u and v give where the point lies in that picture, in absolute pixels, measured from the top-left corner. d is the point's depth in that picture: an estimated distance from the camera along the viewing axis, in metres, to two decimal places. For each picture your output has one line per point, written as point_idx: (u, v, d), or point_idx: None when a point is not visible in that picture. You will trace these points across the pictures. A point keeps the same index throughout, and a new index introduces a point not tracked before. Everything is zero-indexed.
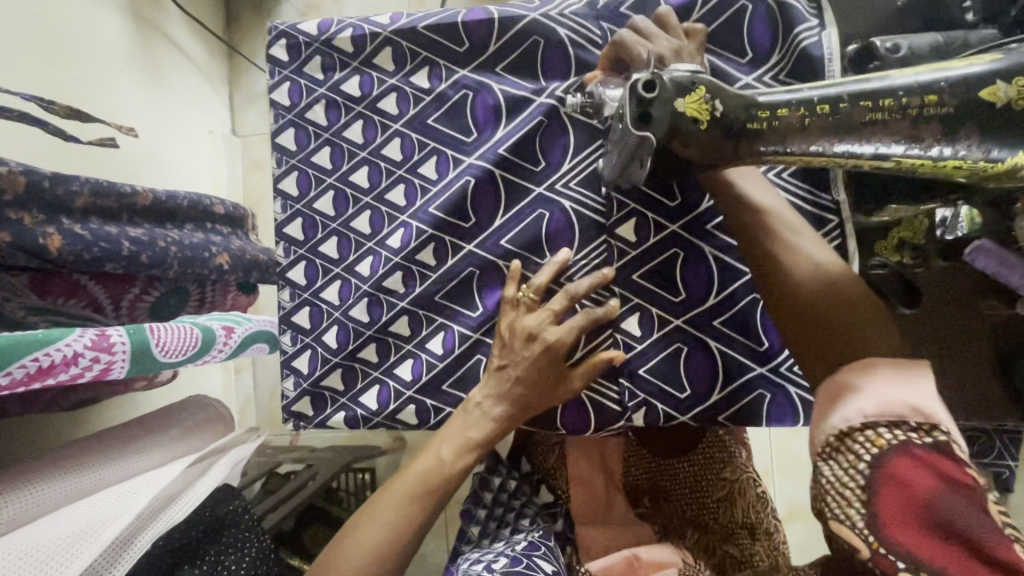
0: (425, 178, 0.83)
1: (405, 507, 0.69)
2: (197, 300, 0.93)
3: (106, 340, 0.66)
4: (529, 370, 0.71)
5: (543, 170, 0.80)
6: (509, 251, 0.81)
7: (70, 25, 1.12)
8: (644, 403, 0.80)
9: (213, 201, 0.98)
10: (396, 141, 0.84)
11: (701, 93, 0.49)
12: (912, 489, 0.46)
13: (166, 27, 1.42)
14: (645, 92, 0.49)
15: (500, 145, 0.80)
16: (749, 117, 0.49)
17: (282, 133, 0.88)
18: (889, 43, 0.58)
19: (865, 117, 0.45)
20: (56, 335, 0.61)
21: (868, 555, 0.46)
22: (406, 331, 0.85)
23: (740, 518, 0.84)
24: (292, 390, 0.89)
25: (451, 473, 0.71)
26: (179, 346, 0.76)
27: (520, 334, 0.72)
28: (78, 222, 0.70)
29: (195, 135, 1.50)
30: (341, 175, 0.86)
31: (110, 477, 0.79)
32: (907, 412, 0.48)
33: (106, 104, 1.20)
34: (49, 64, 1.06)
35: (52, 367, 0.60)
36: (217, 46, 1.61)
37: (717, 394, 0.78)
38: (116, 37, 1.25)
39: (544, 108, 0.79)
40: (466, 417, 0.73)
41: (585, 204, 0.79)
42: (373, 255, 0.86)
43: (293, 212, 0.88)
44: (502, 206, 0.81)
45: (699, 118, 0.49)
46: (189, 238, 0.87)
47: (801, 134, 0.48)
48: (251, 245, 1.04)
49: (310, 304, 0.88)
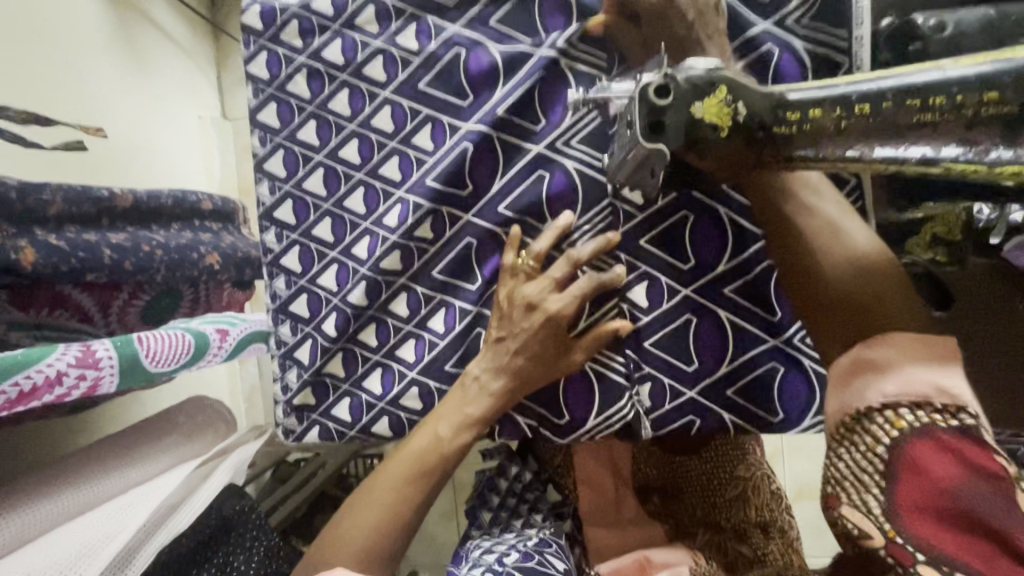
0: (420, 149, 0.78)
1: (399, 488, 0.67)
2: (192, 302, 0.90)
3: (92, 356, 0.64)
4: (528, 342, 0.69)
5: (542, 128, 0.75)
6: (508, 217, 0.76)
7: (43, 8, 1.05)
8: (651, 377, 0.76)
9: (199, 198, 0.95)
10: (386, 110, 0.78)
11: (721, 96, 0.44)
12: (933, 476, 0.44)
13: (145, 6, 1.34)
14: (657, 99, 0.45)
15: (497, 106, 0.75)
16: (776, 119, 0.44)
17: (264, 109, 0.82)
18: (932, 20, 0.52)
19: (912, 118, 0.40)
20: (37, 355, 0.59)
21: (881, 543, 0.45)
22: (404, 311, 0.81)
23: (754, 517, 0.83)
24: (293, 381, 0.86)
25: (450, 450, 0.69)
26: (170, 355, 0.73)
27: (520, 303, 0.70)
28: (52, 233, 0.67)
29: (182, 119, 1.44)
30: (330, 151, 0.81)
31: (118, 484, 0.79)
32: (931, 393, 0.46)
33: (87, 93, 1.14)
34: (27, 50, 1.01)
35: (34, 390, 0.58)
36: (200, 24, 1.53)
37: (725, 367, 0.74)
38: (93, 17, 1.18)
39: (541, 64, 0.73)
40: (464, 393, 0.71)
41: (587, 164, 0.74)
42: (370, 235, 0.81)
43: (281, 194, 0.83)
44: (500, 170, 0.76)
45: (721, 125, 0.45)
46: (175, 240, 0.83)
47: (836, 138, 0.43)
48: (243, 241, 1.01)
49: (307, 291, 0.84)
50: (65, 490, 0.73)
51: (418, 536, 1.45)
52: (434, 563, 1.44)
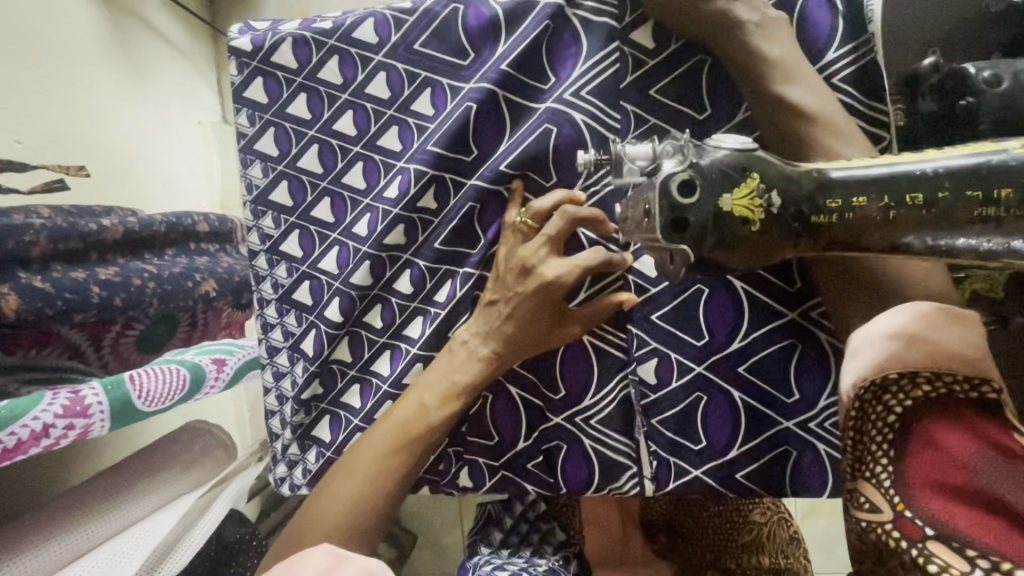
0: (420, 116, 0.68)
1: (385, 459, 0.59)
2: (188, 329, 0.87)
3: (80, 403, 0.62)
4: (524, 309, 0.59)
5: (552, 86, 0.64)
6: (510, 175, 0.66)
7: (35, 21, 1.01)
8: (655, 352, 0.66)
9: (195, 220, 0.92)
10: (381, 76, 0.68)
11: (752, 186, 0.40)
12: (950, 450, 0.40)
13: (142, 11, 1.31)
14: (680, 197, 0.40)
15: (501, 60, 0.64)
16: (814, 208, 0.40)
17: (250, 86, 0.72)
18: (988, 72, 0.46)
19: (973, 212, 0.36)
20: (23, 407, 0.57)
21: (888, 518, 0.41)
22: (408, 287, 0.72)
23: (768, 564, 0.80)
24: (299, 375, 0.75)
25: (435, 422, 0.61)
26: (165, 393, 0.71)
27: (515, 265, 0.60)
28: (38, 274, 0.64)
29: (182, 125, 1.40)
30: (324, 125, 0.71)
31: (113, 525, 0.76)
32: (953, 363, 0.42)
33: (77, 99, 1.09)
34: (14, 61, 0.96)
35: (19, 446, 0.56)
36: (198, 28, 1.49)
37: (739, 342, 0.64)
38: (88, 25, 1.14)
39: (546, 14, 0.63)
40: (451, 358, 0.62)
41: (600, 118, 0.63)
42: (371, 211, 0.71)
43: (275, 175, 0.73)
44: (507, 129, 0.66)
45: (750, 217, 0.41)
46: (168, 269, 0.81)
47: (883, 229, 0.39)
48: (240, 263, 0.98)
49: (309, 278, 0.74)
50: (51, 537, 0.70)
51: (422, 542, 1.42)
52: (440, 570, 1.41)
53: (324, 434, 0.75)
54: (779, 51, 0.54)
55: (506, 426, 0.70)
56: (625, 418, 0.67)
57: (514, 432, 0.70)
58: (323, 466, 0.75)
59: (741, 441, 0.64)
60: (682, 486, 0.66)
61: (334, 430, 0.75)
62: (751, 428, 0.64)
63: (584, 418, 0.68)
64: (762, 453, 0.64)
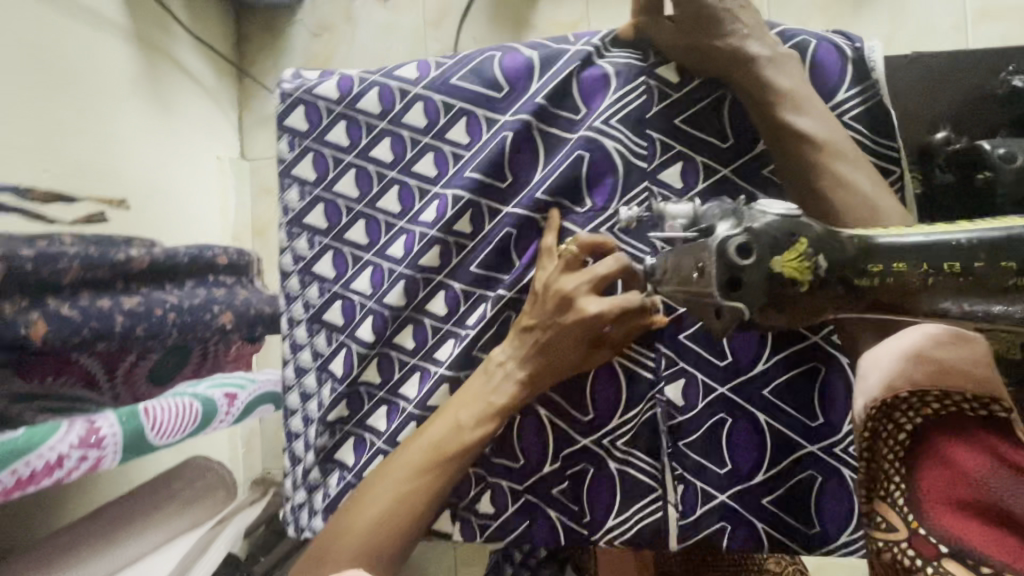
0: (456, 144, 0.70)
1: (414, 479, 0.57)
2: (200, 360, 0.85)
3: (95, 435, 0.61)
4: (560, 339, 0.57)
5: (585, 119, 0.67)
6: (545, 202, 0.68)
7: (67, 56, 1.05)
8: (683, 373, 0.65)
9: (216, 253, 0.92)
10: (418, 105, 0.71)
11: (801, 249, 0.40)
12: (961, 464, 0.39)
13: (172, 50, 1.36)
14: (740, 259, 0.40)
15: (535, 95, 0.67)
16: (859, 271, 0.40)
17: (292, 113, 0.74)
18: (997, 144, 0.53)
19: (1007, 282, 0.38)
20: (41, 436, 0.56)
21: (903, 535, 0.40)
22: (442, 309, 0.71)
23: None
24: (326, 396, 0.74)
25: (470, 444, 0.58)
26: (175, 427, 0.69)
27: (555, 296, 0.57)
28: (67, 301, 0.64)
29: (201, 158, 1.43)
30: (361, 152, 0.73)
31: (105, 566, 0.73)
32: (964, 381, 0.42)
33: (101, 128, 1.12)
34: (43, 92, 0.99)
35: (33, 476, 0.56)
36: (223, 67, 1.54)
37: (764, 364, 0.64)
38: (120, 62, 1.19)
39: (576, 57, 0.67)
40: (487, 380, 0.60)
41: (630, 145, 0.66)
42: (406, 234, 0.72)
43: (312, 198, 0.75)
44: (541, 159, 0.68)
45: (799, 278, 0.40)
46: (190, 301, 0.80)
47: (922, 295, 0.40)
48: (258, 296, 0.98)
49: (341, 297, 0.74)
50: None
51: None
52: None
53: (348, 458, 0.73)
54: (789, 84, 0.57)
55: (531, 448, 0.68)
56: (651, 446, 0.66)
57: (542, 455, 0.67)
58: (343, 491, 0.72)
59: (767, 467, 0.63)
60: (710, 514, 0.64)
61: (358, 453, 0.73)
62: (777, 455, 0.63)
63: (613, 441, 0.66)
64: (786, 478, 0.63)
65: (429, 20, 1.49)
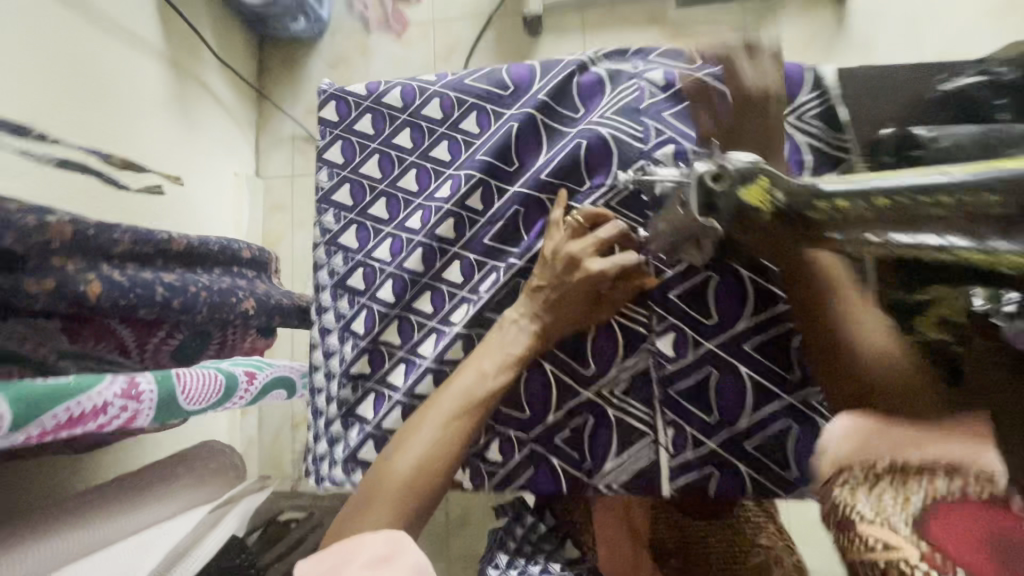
0: (468, 133, 0.80)
1: (450, 424, 0.62)
2: (220, 342, 0.91)
3: (135, 388, 0.66)
4: (568, 291, 0.66)
5: (582, 116, 0.77)
6: (549, 181, 0.76)
7: (110, 75, 1.15)
8: (674, 327, 0.72)
9: (240, 248, 0.99)
10: (435, 101, 0.81)
11: (763, 183, 0.47)
12: (968, 520, 0.39)
13: (201, 74, 1.47)
14: (713, 184, 0.50)
15: (538, 93, 0.78)
16: (809, 205, 0.44)
17: (325, 106, 0.84)
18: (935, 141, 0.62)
19: (926, 210, 0.36)
20: (89, 383, 0.61)
21: (906, 557, 0.39)
22: (458, 276, 0.78)
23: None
24: (348, 353, 0.80)
25: (495, 390, 0.65)
26: (202, 393, 0.74)
27: (564, 257, 0.67)
28: (116, 268, 0.71)
29: (218, 172, 1.52)
30: (384, 140, 0.82)
31: (127, 526, 0.76)
32: (962, 460, 0.41)
33: (133, 138, 1.21)
34: (86, 105, 1.08)
35: (82, 416, 0.60)
36: (246, 91, 1.66)
37: (745, 323, 0.70)
38: (152, 82, 1.29)
39: (574, 62, 0.77)
40: (502, 335, 0.68)
41: (621, 130, 0.74)
42: (423, 209, 0.80)
43: (339, 179, 0.83)
44: (544, 144, 0.77)
45: (759, 206, 0.47)
46: (218, 284, 0.86)
47: (857, 223, 0.41)
48: (275, 290, 1.04)
49: (363, 265, 0.81)
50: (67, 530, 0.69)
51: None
52: None
53: (367, 412, 0.78)
54: None
55: (537, 395, 0.74)
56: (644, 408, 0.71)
57: (545, 406, 0.74)
58: (363, 441, 0.77)
59: (752, 409, 0.69)
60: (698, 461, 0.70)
61: (377, 407, 0.77)
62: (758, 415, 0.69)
63: (611, 390, 0.73)
64: (768, 425, 0.69)
65: (439, 55, 1.63)
